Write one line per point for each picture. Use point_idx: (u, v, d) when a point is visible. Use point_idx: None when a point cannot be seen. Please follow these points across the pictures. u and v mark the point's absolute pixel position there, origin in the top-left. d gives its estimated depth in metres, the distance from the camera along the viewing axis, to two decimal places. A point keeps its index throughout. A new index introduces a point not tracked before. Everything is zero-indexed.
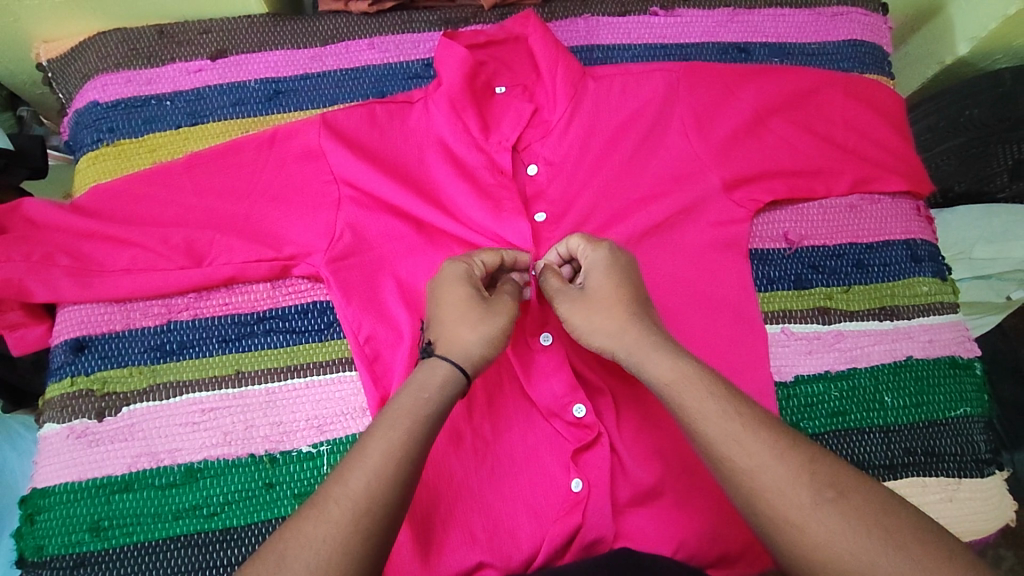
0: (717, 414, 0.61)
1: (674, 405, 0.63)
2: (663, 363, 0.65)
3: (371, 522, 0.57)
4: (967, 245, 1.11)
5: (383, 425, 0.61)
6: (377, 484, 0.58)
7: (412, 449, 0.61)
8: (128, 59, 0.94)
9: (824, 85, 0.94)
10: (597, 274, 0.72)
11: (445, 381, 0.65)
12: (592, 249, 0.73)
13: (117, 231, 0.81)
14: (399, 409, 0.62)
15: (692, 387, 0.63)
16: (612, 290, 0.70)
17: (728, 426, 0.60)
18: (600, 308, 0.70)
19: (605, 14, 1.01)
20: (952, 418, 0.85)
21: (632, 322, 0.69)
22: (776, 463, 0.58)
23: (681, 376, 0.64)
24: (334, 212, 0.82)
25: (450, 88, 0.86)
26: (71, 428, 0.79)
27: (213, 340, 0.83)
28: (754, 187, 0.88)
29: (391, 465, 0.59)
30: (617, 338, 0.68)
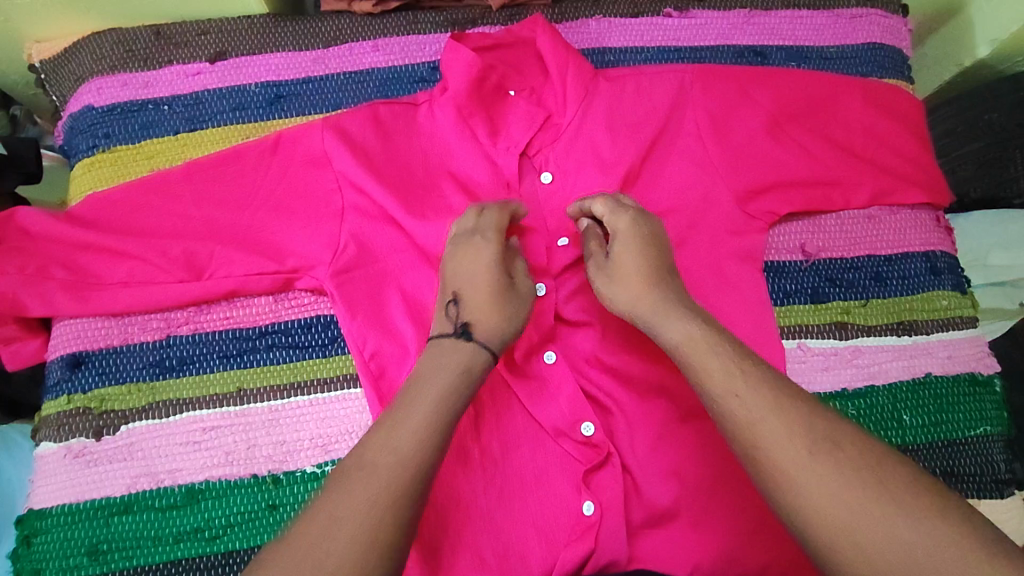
0: (756, 419, 0.56)
1: (685, 366, 0.63)
2: (677, 325, 0.65)
3: (383, 533, 0.53)
4: (981, 252, 1.08)
5: (394, 427, 0.58)
6: (389, 490, 0.54)
7: (426, 454, 0.57)
8: (123, 61, 0.90)
9: (842, 92, 0.91)
10: (621, 235, 0.72)
11: (454, 382, 0.62)
12: (614, 215, 0.74)
13: (113, 242, 0.78)
14: (409, 410, 0.59)
15: (733, 390, 0.58)
16: (632, 252, 0.71)
17: (767, 430, 0.56)
18: (622, 269, 0.70)
19: (616, 15, 0.97)
20: (971, 437, 0.83)
21: (650, 288, 0.68)
22: (830, 472, 0.53)
23: (720, 380, 0.59)
24: (337, 223, 0.79)
25: (458, 93, 0.83)
26: (68, 447, 0.77)
27: (213, 356, 0.81)
28: (770, 198, 0.85)
29: (404, 468, 0.56)
30: (633, 302, 0.69)
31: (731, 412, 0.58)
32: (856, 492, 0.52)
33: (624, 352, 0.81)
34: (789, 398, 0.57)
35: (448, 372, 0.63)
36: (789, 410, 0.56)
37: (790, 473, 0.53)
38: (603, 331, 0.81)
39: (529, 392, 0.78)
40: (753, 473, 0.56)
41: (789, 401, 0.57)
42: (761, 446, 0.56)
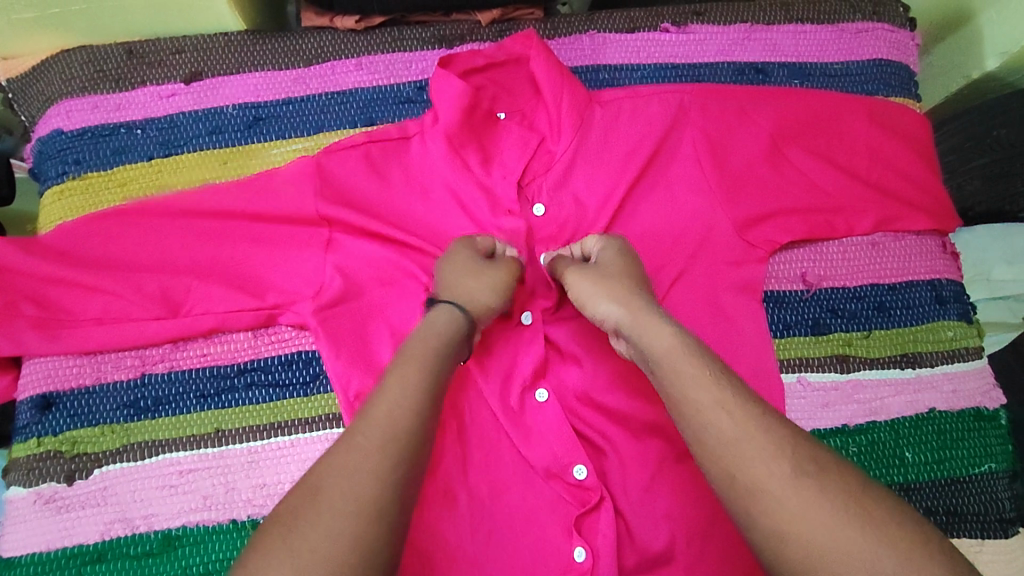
0: (775, 480, 0.52)
1: (665, 374, 0.59)
2: (662, 331, 0.61)
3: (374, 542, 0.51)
4: (984, 266, 1.04)
5: (355, 447, 0.55)
6: (354, 517, 0.51)
7: (392, 480, 0.54)
8: (94, 82, 0.86)
9: (847, 112, 0.87)
10: (610, 254, 0.71)
11: (416, 405, 0.58)
12: (608, 239, 0.73)
13: (84, 277, 0.75)
14: (370, 430, 0.56)
15: (755, 449, 0.53)
16: (623, 268, 0.69)
17: (784, 492, 0.51)
18: (609, 276, 0.68)
19: (611, 30, 0.93)
20: (975, 475, 0.81)
21: (636, 292, 0.66)
22: (852, 541, 0.49)
23: (742, 436, 0.54)
24: (323, 255, 0.77)
25: (448, 121, 0.78)
26: (39, 493, 0.74)
27: (190, 395, 0.78)
28: (770, 226, 0.82)
29: (370, 494, 0.53)
30: (617, 306, 0.65)
31: (748, 470, 0.53)
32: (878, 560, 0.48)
33: (618, 389, 0.77)
34: (813, 459, 0.53)
35: (415, 407, 0.58)
36: (810, 474, 0.52)
37: (808, 540, 0.49)
38: (595, 367, 0.78)
39: (518, 432, 0.75)
40: (763, 530, 0.51)
41: (812, 462, 0.52)
42: (779, 507, 0.51)
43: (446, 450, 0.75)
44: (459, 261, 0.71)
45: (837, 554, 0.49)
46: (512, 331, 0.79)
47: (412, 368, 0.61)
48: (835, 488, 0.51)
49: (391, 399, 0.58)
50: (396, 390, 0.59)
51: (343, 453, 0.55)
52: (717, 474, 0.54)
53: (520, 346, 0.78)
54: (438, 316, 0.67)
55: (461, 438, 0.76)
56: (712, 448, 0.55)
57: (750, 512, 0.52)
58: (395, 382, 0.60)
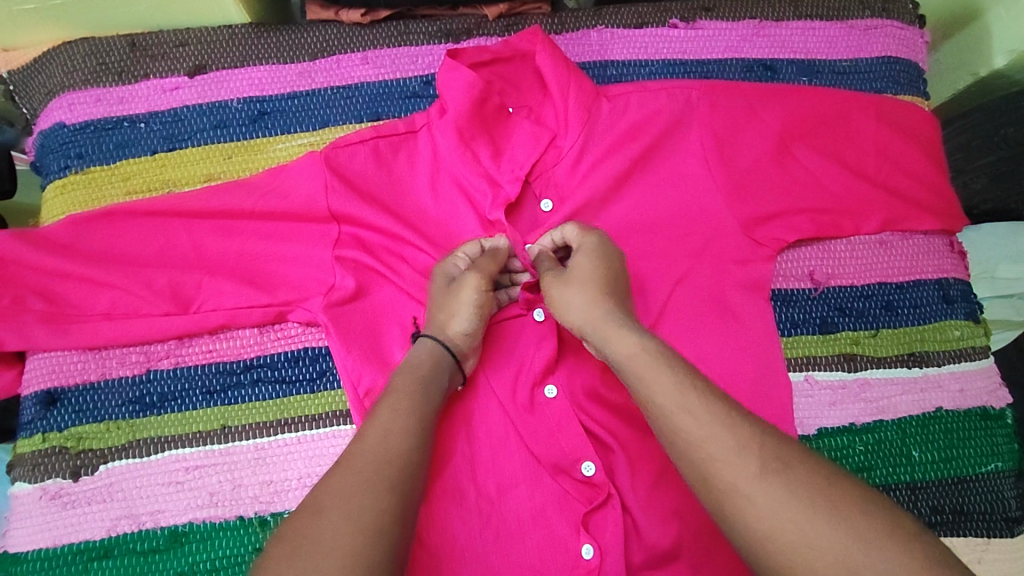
0: (742, 479, 0.50)
1: (632, 381, 0.59)
2: (625, 341, 0.62)
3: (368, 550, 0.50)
4: (990, 264, 1.03)
5: (348, 470, 0.55)
6: (355, 534, 0.51)
7: (389, 500, 0.54)
8: (96, 74, 0.85)
9: (856, 109, 0.86)
10: (584, 256, 0.69)
11: (407, 431, 0.59)
12: (584, 234, 0.71)
13: (91, 271, 0.74)
14: (361, 454, 0.56)
15: (722, 449, 0.51)
16: (594, 271, 0.68)
17: (754, 491, 0.49)
18: (577, 282, 0.67)
19: (619, 26, 0.93)
20: (981, 473, 0.81)
21: (602, 301, 0.66)
22: (827, 537, 0.47)
23: (703, 437, 0.52)
24: (331, 250, 0.76)
25: (456, 114, 0.78)
26: (44, 489, 0.74)
27: (196, 392, 0.77)
28: (779, 223, 0.81)
29: (367, 513, 0.52)
30: (584, 316, 0.66)
31: (718, 470, 0.51)
32: (857, 559, 0.46)
33: (625, 387, 0.77)
34: (779, 455, 0.51)
35: (406, 432, 0.59)
36: (778, 470, 0.50)
37: (783, 540, 0.47)
38: (603, 364, 0.78)
39: (526, 429, 0.75)
40: (743, 533, 0.49)
41: (779, 458, 0.51)
42: (753, 508, 0.49)
43: (454, 446, 0.75)
44: (442, 279, 0.73)
45: (812, 552, 0.47)
46: (521, 328, 0.78)
47: (401, 395, 0.62)
48: (805, 484, 0.49)
49: (381, 423, 0.59)
50: (385, 416, 0.60)
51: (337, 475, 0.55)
52: (691, 479, 0.53)
53: (528, 343, 0.78)
54: (426, 341, 0.69)
55: (469, 434, 0.76)
56: (682, 452, 0.54)
57: (727, 514, 0.50)
58: (384, 409, 0.61)
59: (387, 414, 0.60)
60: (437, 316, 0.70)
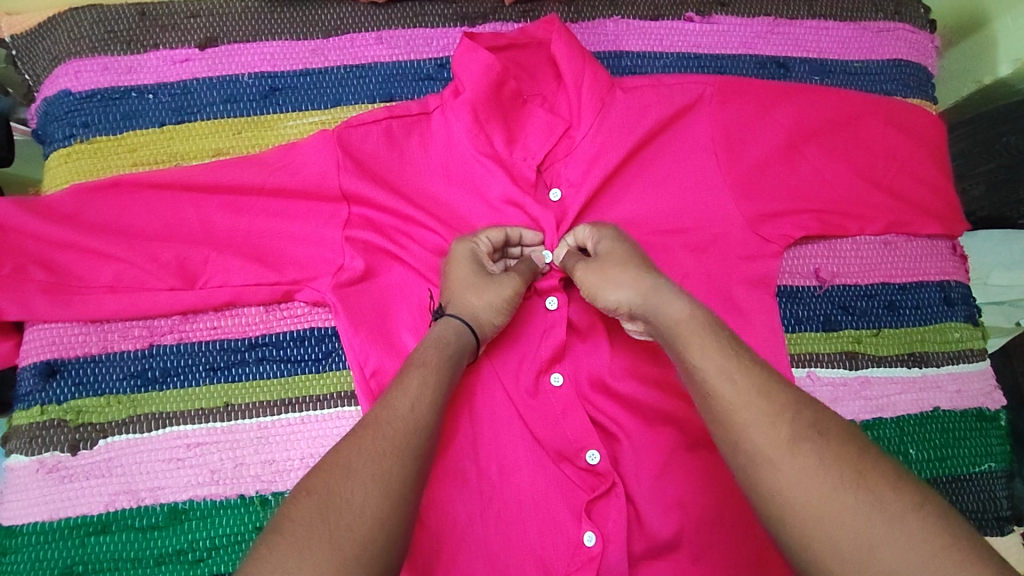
0: (772, 444, 0.51)
1: (681, 353, 0.59)
2: (676, 304, 0.62)
3: (388, 516, 0.51)
4: (984, 270, 1.05)
5: (377, 434, 0.55)
6: (381, 500, 0.52)
7: (414, 470, 0.55)
8: (104, 43, 0.83)
9: (866, 111, 0.87)
10: (607, 241, 0.71)
11: (432, 406, 0.59)
12: (598, 229, 0.73)
13: (96, 243, 0.73)
14: (391, 420, 0.56)
15: (755, 415, 0.53)
16: (622, 251, 0.69)
17: (783, 457, 0.50)
18: (613, 261, 0.68)
19: (635, 17, 0.92)
20: (975, 473, 0.82)
21: (645, 271, 0.66)
22: (848, 507, 0.48)
23: (739, 403, 0.54)
24: (340, 230, 0.75)
25: (473, 96, 0.78)
26: (41, 462, 0.73)
27: (199, 368, 0.76)
28: (787, 221, 0.82)
29: (392, 481, 0.53)
30: (628, 287, 0.66)
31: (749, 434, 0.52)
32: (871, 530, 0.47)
33: (631, 377, 0.77)
34: (813, 425, 0.52)
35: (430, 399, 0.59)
36: (810, 438, 0.51)
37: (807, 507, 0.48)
38: (610, 353, 0.77)
39: (531, 416, 0.75)
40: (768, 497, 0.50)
41: (812, 427, 0.52)
42: (777, 473, 0.50)
43: (458, 431, 0.75)
44: (474, 262, 0.72)
45: (833, 523, 0.48)
46: (528, 314, 0.78)
47: (430, 365, 0.62)
48: (838, 455, 0.50)
49: (409, 391, 0.59)
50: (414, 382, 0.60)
51: (372, 430, 0.55)
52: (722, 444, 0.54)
53: (537, 331, 0.77)
54: (453, 320, 0.68)
55: (473, 419, 0.75)
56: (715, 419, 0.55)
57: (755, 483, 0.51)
58: (414, 378, 0.61)
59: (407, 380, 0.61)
60: (466, 298, 0.70)
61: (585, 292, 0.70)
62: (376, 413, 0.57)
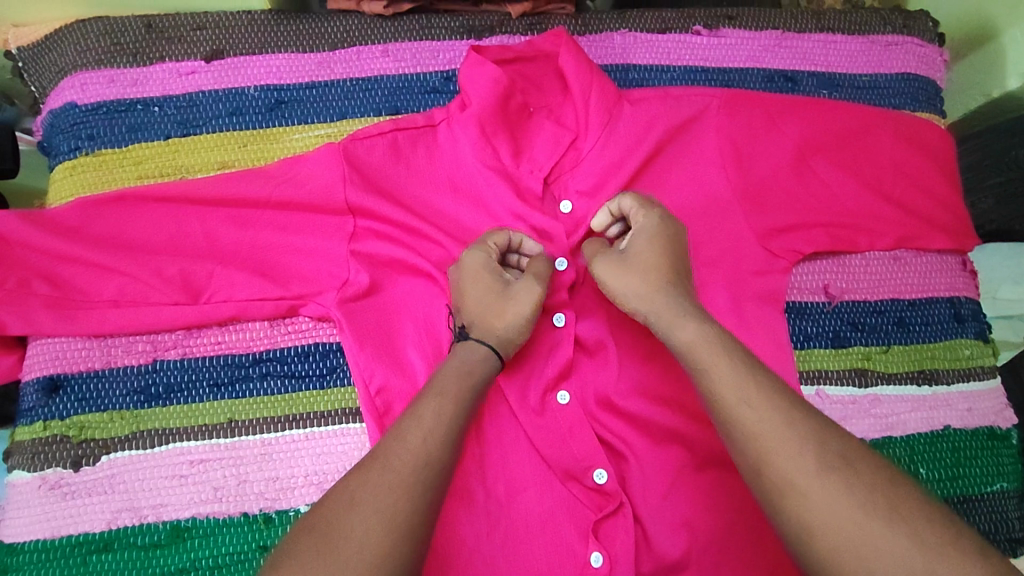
0: (781, 459, 0.52)
1: (690, 367, 0.60)
2: (688, 328, 0.62)
3: (399, 532, 0.52)
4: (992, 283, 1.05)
5: (384, 467, 0.55)
6: (390, 536, 0.51)
7: (428, 486, 0.55)
8: (110, 54, 0.83)
9: (875, 125, 0.86)
10: (643, 238, 0.69)
11: (445, 434, 0.59)
12: (645, 214, 0.70)
13: (100, 257, 0.73)
14: (400, 452, 0.56)
15: (781, 445, 0.52)
16: (653, 258, 0.67)
17: (810, 487, 0.50)
18: (638, 268, 0.67)
19: (642, 30, 0.92)
20: (987, 493, 0.81)
21: (666, 289, 0.66)
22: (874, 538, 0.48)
23: (766, 433, 0.53)
24: (346, 244, 0.75)
25: (480, 109, 0.77)
26: (44, 478, 0.72)
27: (203, 384, 0.76)
28: (795, 237, 0.81)
29: (400, 515, 0.53)
30: (645, 301, 0.66)
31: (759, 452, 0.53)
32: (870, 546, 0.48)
33: (639, 395, 0.76)
34: (841, 454, 0.52)
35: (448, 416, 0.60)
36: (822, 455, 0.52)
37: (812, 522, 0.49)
38: (618, 370, 0.76)
39: (537, 434, 0.74)
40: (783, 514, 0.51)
41: (840, 457, 0.51)
42: (783, 483, 0.52)
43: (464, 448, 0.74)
44: (484, 275, 0.70)
45: (858, 554, 0.48)
46: (535, 330, 0.77)
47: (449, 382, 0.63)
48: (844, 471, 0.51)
49: (422, 420, 0.59)
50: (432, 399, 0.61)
51: (377, 462, 0.56)
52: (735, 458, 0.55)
53: (544, 347, 0.76)
54: (478, 345, 0.68)
55: (479, 436, 0.75)
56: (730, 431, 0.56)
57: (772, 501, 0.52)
58: (428, 408, 0.60)
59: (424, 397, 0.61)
60: (487, 319, 0.69)
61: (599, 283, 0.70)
62: (389, 444, 0.57)
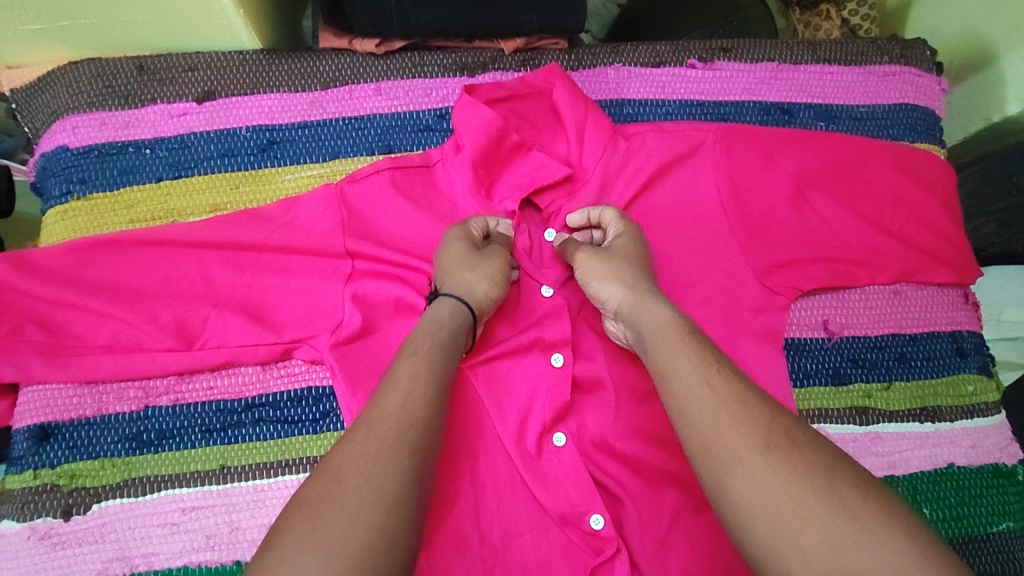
0: (775, 456, 0.51)
1: (658, 341, 0.62)
2: (661, 312, 0.65)
3: (386, 514, 0.50)
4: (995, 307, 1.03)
5: (374, 438, 0.54)
6: (379, 507, 0.50)
7: (409, 470, 0.53)
8: (103, 97, 0.83)
9: (874, 157, 0.85)
10: (625, 241, 0.73)
11: (427, 400, 0.58)
12: (624, 224, 0.75)
13: (93, 302, 0.72)
14: (386, 420, 0.55)
15: (723, 414, 0.54)
16: (635, 257, 0.71)
17: (754, 458, 0.51)
18: (618, 260, 0.70)
19: (636, 64, 0.92)
20: (993, 533, 0.79)
21: (641, 282, 0.69)
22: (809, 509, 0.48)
23: (708, 404, 0.55)
24: (342, 287, 0.74)
25: (474, 151, 0.76)
26: (33, 528, 0.72)
27: (195, 430, 0.75)
28: (797, 271, 0.79)
29: (390, 484, 0.52)
30: (622, 287, 0.69)
31: (753, 449, 0.51)
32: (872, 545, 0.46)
33: (636, 437, 0.74)
34: (778, 428, 0.53)
35: (425, 398, 0.58)
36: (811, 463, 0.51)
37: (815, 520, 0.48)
38: (615, 411, 0.74)
39: (532, 479, 0.72)
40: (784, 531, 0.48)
41: (780, 432, 0.53)
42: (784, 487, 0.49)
43: (458, 493, 0.72)
44: (459, 245, 0.71)
45: (798, 523, 0.48)
46: (530, 372, 0.75)
47: (415, 356, 0.61)
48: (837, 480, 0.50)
49: (405, 383, 0.59)
50: (407, 377, 0.59)
51: (368, 429, 0.55)
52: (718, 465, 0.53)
53: (540, 389, 0.74)
54: (449, 300, 0.67)
55: (474, 480, 0.73)
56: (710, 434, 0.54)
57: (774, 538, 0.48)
58: (406, 371, 0.60)
59: (392, 377, 0.60)
60: (460, 276, 0.69)
61: (579, 275, 0.72)
62: (369, 414, 0.56)
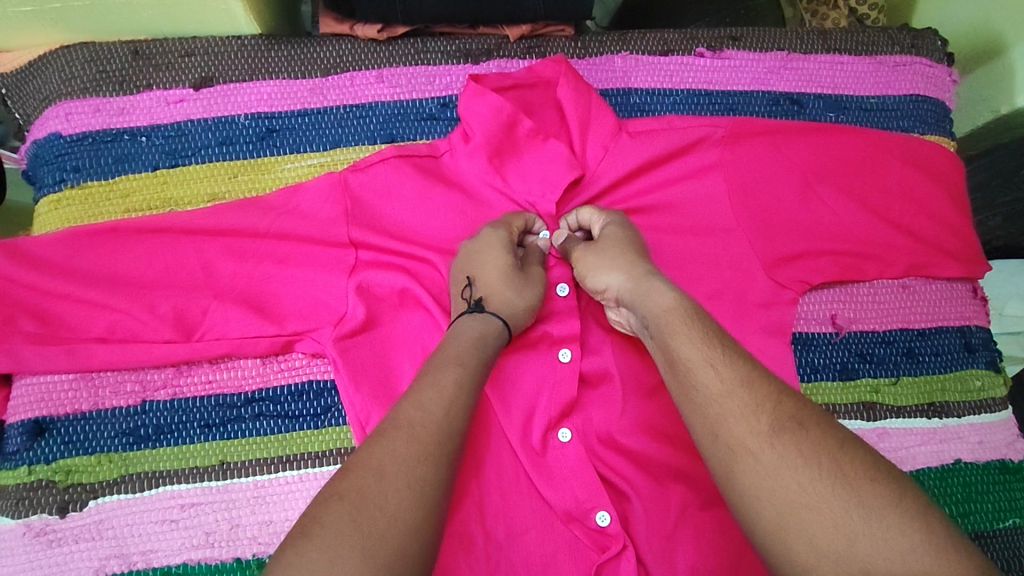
0: (803, 448, 0.49)
1: (665, 333, 0.60)
2: (663, 295, 0.63)
3: (418, 518, 0.49)
4: (1000, 302, 1.02)
5: (409, 437, 0.53)
6: (410, 505, 0.49)
7: (443, 472, 0.52)
8: (96, 82, 0.81)
9: (886, 148, 0.83)
10: (612, 228, 0.71)
11: (459, 402, 0.57)
12: (604, 213, 0.73)
13: (89, 294, 0.70)
14: (421, 420, 0.54)
15: (741, 407, 0.52)
16: (625, 242, 0.70)
17: (762, 450, 0.50)
18: (610, 249, 0.69)
19: (643, 52, 0.90)
20: (999, 529, 0.79)
21: (638, 265, 0.67)
22: (838, 510, 0.46)
23: (724, 394, 0.53)
24: (345, 279, 0.72)
25: (480, 141, 0.75)
26: (29, 525, 0.70)
27: (193, 425, 0.74)
28: (808, 264, 0.78)
29: (422, 484, 0.50)
30: (621, 275, 0.67)
31: (784, 440, 0.50)
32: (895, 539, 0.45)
33: (643, 432, 0.72)
34: (793, 416, 0.51)
35: (457, 401, 0.57)
36: (834, 455, 0.49)
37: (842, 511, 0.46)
38: (621, 407, 0.73)
39: (539, 476, 0.71)
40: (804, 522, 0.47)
41: (793, 419, 0.51)
42: (805, 478, 0.48)
43: (461, 488, 0.71)
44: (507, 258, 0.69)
45: (815, 515, 0.47)
46: (536, 366, 0.74)
47: (451, 362, 0.60)
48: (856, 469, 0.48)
49: (439, 385, 0.57)
50: (444, 381, 0.58)
51: (401, 426, 0.54)
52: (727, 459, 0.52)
53: (546, 383, 0.73)
54: (494, 317, 0.66)
55: (478, 475, 0.72)
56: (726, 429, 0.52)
57: (789, 532, 0.47)
58: (445, 376, 0.58)
59: (427, 379, 0.58)
60: (505, 294, 0.68)
61: (579, 272, 0.71)
62: (402, 411, 0.55)
